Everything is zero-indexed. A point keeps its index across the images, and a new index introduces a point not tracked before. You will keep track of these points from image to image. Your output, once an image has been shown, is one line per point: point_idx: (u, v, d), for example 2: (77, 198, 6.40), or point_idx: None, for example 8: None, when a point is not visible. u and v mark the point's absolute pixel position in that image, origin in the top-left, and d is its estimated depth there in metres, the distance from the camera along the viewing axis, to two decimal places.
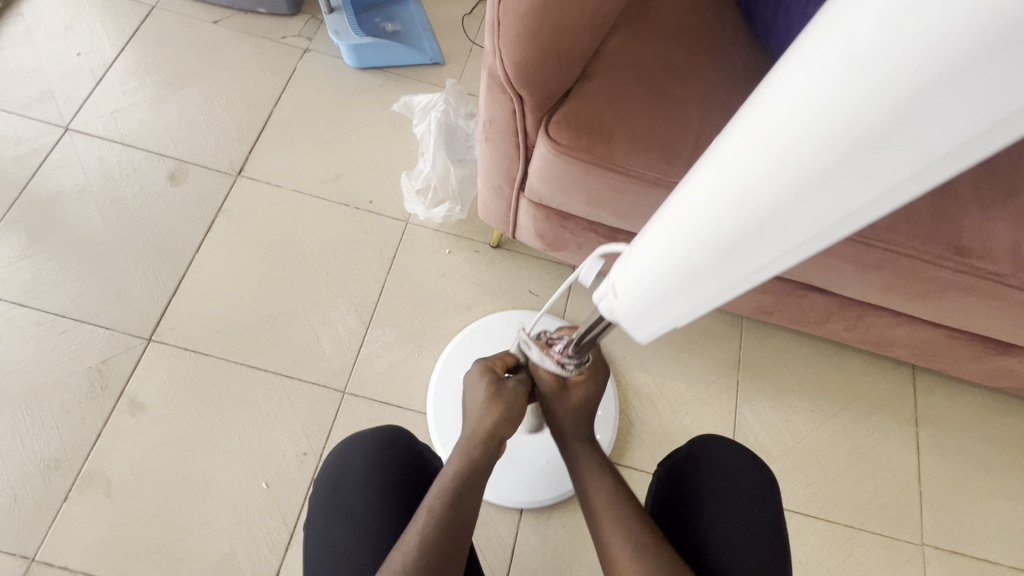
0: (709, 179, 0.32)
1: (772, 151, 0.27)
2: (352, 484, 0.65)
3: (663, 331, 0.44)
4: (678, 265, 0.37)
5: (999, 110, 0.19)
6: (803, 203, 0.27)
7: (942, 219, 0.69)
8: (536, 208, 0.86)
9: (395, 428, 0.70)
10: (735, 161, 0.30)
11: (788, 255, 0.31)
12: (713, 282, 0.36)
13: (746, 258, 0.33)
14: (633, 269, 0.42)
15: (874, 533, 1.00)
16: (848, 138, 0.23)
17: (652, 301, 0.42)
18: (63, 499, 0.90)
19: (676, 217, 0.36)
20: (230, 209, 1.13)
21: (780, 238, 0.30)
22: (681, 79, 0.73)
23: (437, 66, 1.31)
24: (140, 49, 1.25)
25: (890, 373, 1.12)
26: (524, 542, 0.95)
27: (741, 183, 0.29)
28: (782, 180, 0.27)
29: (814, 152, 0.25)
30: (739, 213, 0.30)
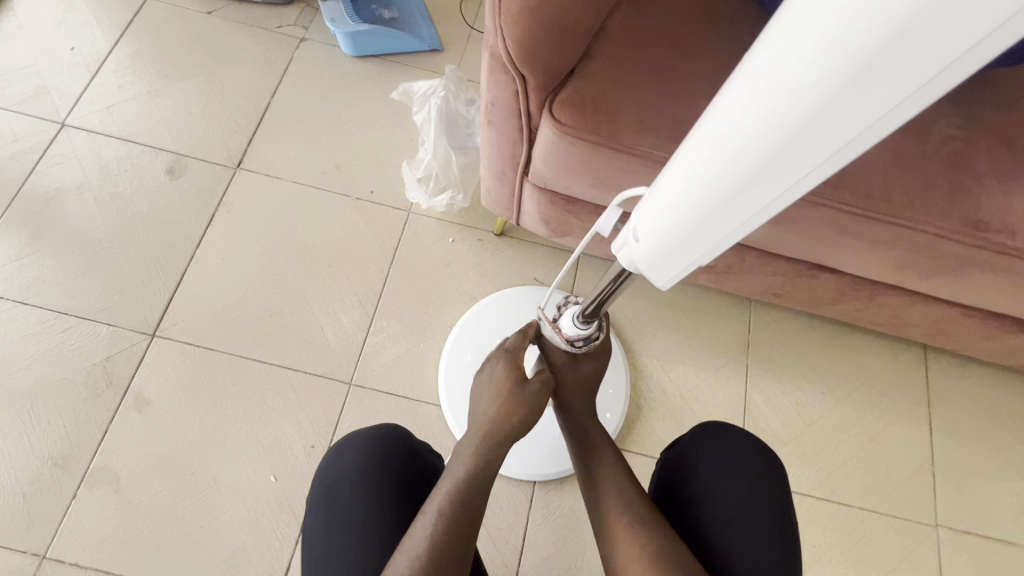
0: (726, 118, 0.35)
1: (792, 81, 0.29)
2: (349, 486, 0.64)
3: (685, 273, 0.46)
4: (697, 203, 0.40)
5: (991, 21, 0.22)
6: (825, 121, 0.29)
7: (959, 193, 0.67)
8: (540, 193, 0.85)
9: (394, 427, 0.69)
10: (755, 91, 0.32)
11: (809, 180, 0.33)
12: (734, 215, 0.38)
13: (769, 187, 0.35)
14: (652, 214, 0.45)
15: (888, 515, 0.99)
16: (867, 51, 0.25)
17: (672, 243, 0.44)
18: (72, 496, 0.90)
19: (693, 159, 0.39)
20: (230, 202, 1.12)
21: (800, 163, 0.32)
22: (688, 56, 0.71)
23: (435, 52, 1.29)
24: (134, 42, 1.23)
25: (901, 353, 1.10)
26: (535, 532, 0.95)
27: (763, 111, 0.32)
28: (798, 105, 0.30)
29: (829, 74, 0.27)
30: (761, 141, 0.33)
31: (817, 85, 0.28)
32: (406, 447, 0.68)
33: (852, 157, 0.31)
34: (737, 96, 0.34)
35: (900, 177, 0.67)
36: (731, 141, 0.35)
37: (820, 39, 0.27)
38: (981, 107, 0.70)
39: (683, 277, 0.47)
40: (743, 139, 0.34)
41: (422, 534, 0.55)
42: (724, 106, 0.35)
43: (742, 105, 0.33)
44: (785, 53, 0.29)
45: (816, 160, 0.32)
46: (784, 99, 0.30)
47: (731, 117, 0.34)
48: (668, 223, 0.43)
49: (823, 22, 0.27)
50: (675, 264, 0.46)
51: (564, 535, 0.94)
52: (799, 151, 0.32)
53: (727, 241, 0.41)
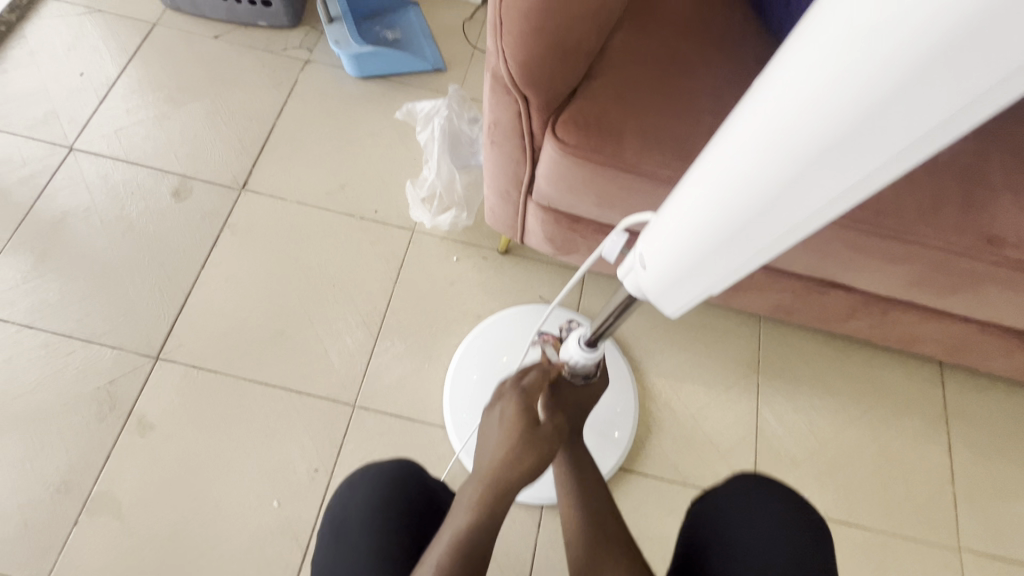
0: (733, 152, 0.35)
1: (802, 119, 0.29)
2: (357, 524, 0.62)
3: (698, 300, 0.45)
4: (705, 237, 0.39)
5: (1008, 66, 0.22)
6: (842, 152, 0.29)
7: (972, 208, 0.66)
8: (544, 211, 0.84)
9: (406, 463, 0.68)
10: (767, 121, 0.32)
11: (830, 206, 0.33)
12: (753, 240, 0.38)
13: (788, 213, 0.34)
14: (656, 244, 0.44)
15: (908, 538, 0.96)
16: (883, 90, 0.25)
17: (679, 274, 0.43)
18: (73, 523, 0.89)
19: (700, 191, 0.38)
20: (234, 223, 1.12)
21: (822, 189, 0.32)
22: (690, 73, 0.71)
23: (439, 72, 1.30)
24: (142, 67, 1.25)
25: (916, 369, 1.08)
26: (543, 558, 0.92)
27: (779, 139, 0.31)
28: (809, 143, 0.30)
29: (841, 114, 0.27)
30: (778, 169, 0.32)
31: (836, 116, 0.28)
32: (417, 482, 0.67)
33: (865, 191, 0.31)
34: (748, 125, 0.33)
35: (911, 193, 0.66)
36: (745, 169, 0.34)
37: (838, 71, 0.27)
38: (991, 121, 0.69)
39: (696, 303, 0.46)
40: (759, 168, 0.33)
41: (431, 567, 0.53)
42: (734, 134, 0.35)
43: (755, 133, 0.33)
44: (799, 83, 0.29)
45: (839, 187, 0.31)
46: (802, 128, 0.30)
47: (743, 145, 0.34)
48: (674, 255, 0.43)
49: (840, 54, 0.26)
50: (686, 292, 0.45)
51: None
52: (820, 178, 0.31)
53: (744, 267, 0.41)
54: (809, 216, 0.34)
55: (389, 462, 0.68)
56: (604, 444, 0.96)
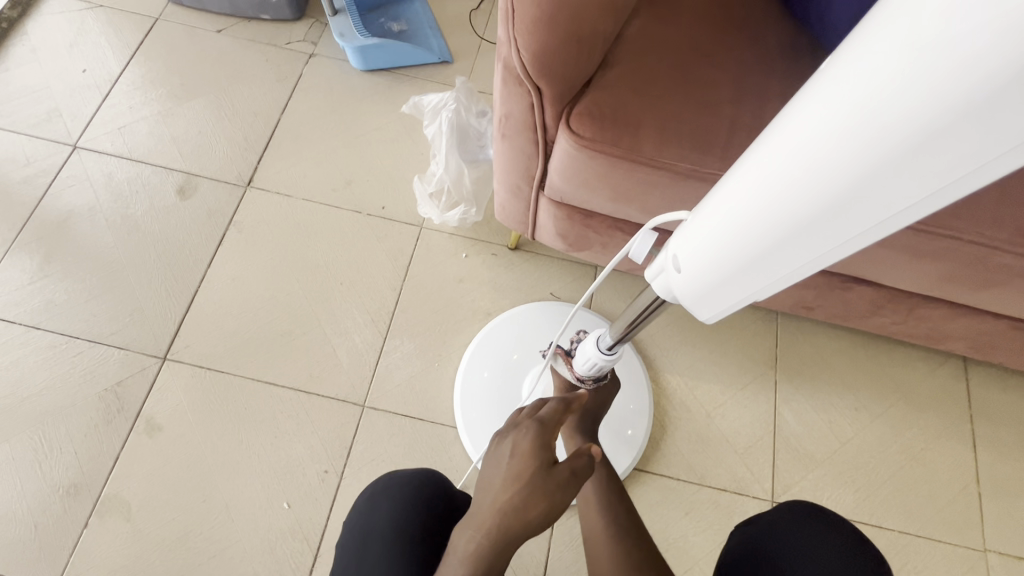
0: (778, 157, 0.32)
1: (859, 126, 0.27)
2: (376, 542, 0.60)
3: (731, 311, 0.43)
4: (743, 245, 0.37)
5: None
6: (901, 166, 0.26)
7: (1009, 200, 0.62)
8: (557, 207, 0.81)
9: (427, 476, 0.65)
10: (817, 127, 0.29)
11: (886, 224, 0.30)
12: (794, 254, 0.35)
13: (836, 228, 0.32)
14: (690, 249, 0.42)
15: (933, 539, 0.93)
16: (953, 102, 0.22)
17: (713, 282, 0.41)
18: (83, 526, 0.88)
19: (740, 197, 0.36)
20: (240, 221, 1.10)
21: (875, 204, 0.29)
22: (710, 62, 0.68)
23: (445, 64, 1.27)
24: (145, 63, 1.23)
25: (940, 366, 1.05)
26: (557, 561, 0.90)
27: (829, 146, 0.29)
28: (864, 153, 0.27)
29: (903, 124, 0.25)
30: (827, 178, 0.30)
31: (896, 125, 0.25)
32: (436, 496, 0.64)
33: (923, 213, 0.28)
34: (796, 127, 0.31)
35: None
36: (791, 175, 0.32)
37: (900, 71, 0.24)
38: None
39: (729, 314, 0.43)
40: (806, 174, 0.31)
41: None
42: (781, 136, 0.32)
43: (804, 137, 0.30)
44: (856, 84, 0.26)
45: (896, 204, 0.28)
46: (856, 133, 0.27)
47: (789, 150, 0.31)
48: (709, 262, 0.40)
49: (907, 55, 0.24)
50: (720, 302, 0.42)
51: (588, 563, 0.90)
52: (874, 192, 0.28)
53: (784, 281, 0.38)
54: (860, 233, 0.31)
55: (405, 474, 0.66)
56: (620, 443, 0.94)
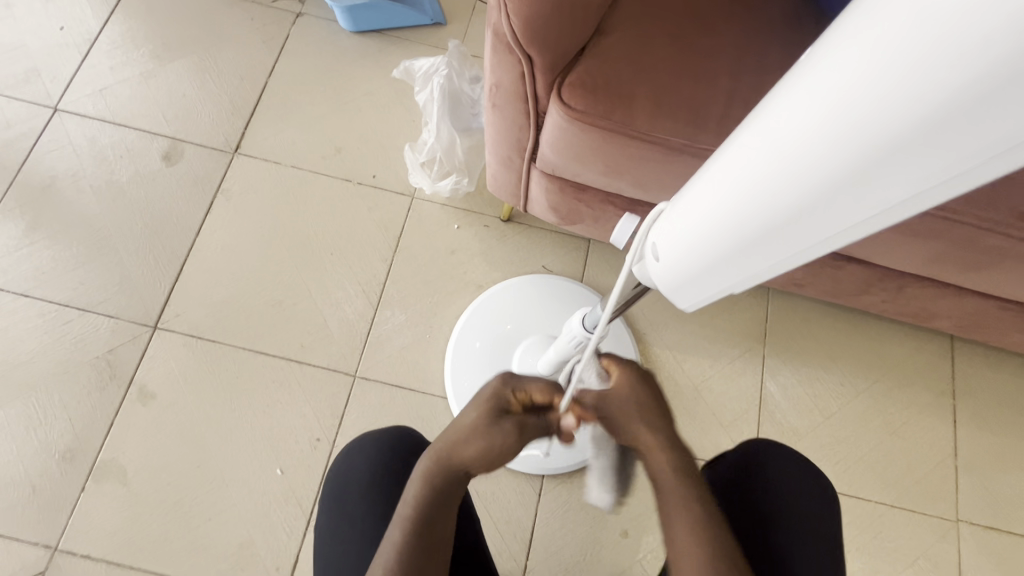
0: (752, 153, 0.32)
1: (825, 131, 0.27)
2: (360, 489, 0.63)
3: (707, 302, 0.43)
4: (718, 238, 0.37)
5: None
6: (870, 173, 0.26)
7: (1005, 181, 0.62)
8: (548, 179, 0.80)
9: (407, 432, 0.66)
10: (788, 127, 0.29)
11: (869, 221, 0.29)
12: (770, 250, 0.35)
13: (813, 225, 0.31)
14: (669, 239, 0.42)
15: (908, 509, 0.96)
16: (916, 115, 0.22)
17: (692, 273, 0.41)
18: (80, 488, 0.90)
19: (716, 189, 0.36)
20: (228, 188, 1.08)
21: (847, 209, 0.29)
22: (709, 30, 0.65)
23: (438, 26, 1.22)
24: (125, 20, 1.18)
25: (926, 343, 1.06)
26: (544, 526, 0.93)
27: (801, 145, 0.29)
28: (830, 157, 0.27)
29: (866, 132, 0.25)
30: (799, 177, 0.30)
31: (863, 130, 0.25)
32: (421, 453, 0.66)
33: (896, 216, 0.29)
34: (769, 123, 0.31)
35: None
36: (766, 166, 0.31)
37: (873, 77, 0.24)
38: None
39: (705, 305, 0.44)
40: (779, 172, 0.31)
41: (391, 539, 0.51)
42: (758, 128, 0.32)
43: (775, 136, 0.30)
44: (826, 86, 0.26)
45: (871, 204, 0.28)
46: (825, 136, 0.27)
47: (765, 145, 0.31)
48: (686, 254, 0.40)
49: (871, 64, 0.23)
50: (697, 292, 0.43)
51: (574, 529, 0.93)
52: (845, 197, 0.28)
53: (761, 276, 0.38)
54: (836, 232, 0.31)
55: (389, 429, 0.68)
56: None
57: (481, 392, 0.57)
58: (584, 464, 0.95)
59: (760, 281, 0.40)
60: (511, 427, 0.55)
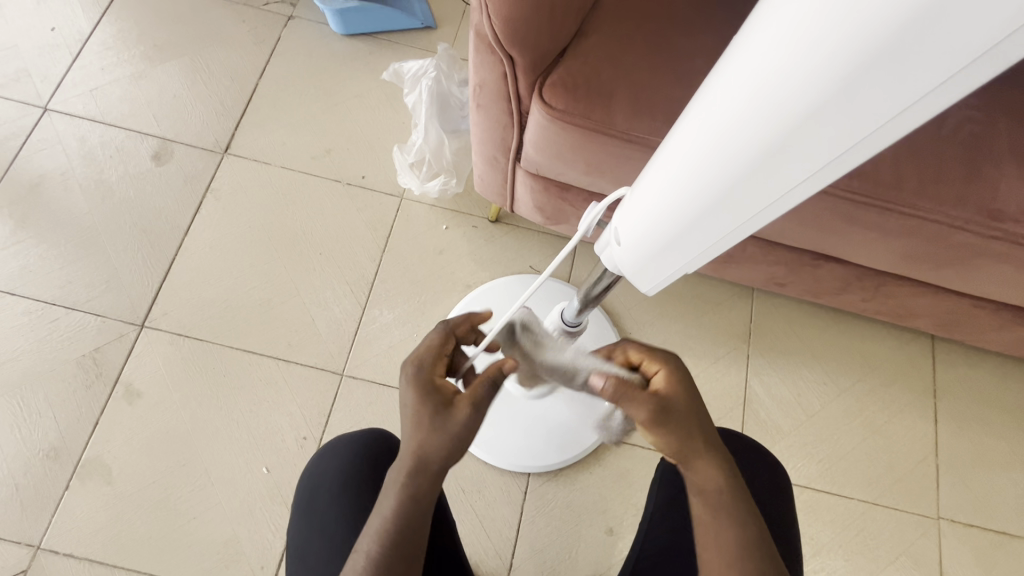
0: (694, 134, 0.34)
1: (756, 106, 0.29)
2: (332, 491, 0.64)
3: (667, 283, 0.45)
4: (672, 217, 0.39)
5: (957, 61, 0.21)
6: (797, 141, 0.28)
7: (974, 180, 0.63)
8: (533, 178, 0.81)
9: (379, 435, 0.67)
10: (725, 105, 0.31)
11: (799, 189, 0.31)
12: (717, 225, 0.37)
13: (752, 197, 0.33)
14: (630, 223, 0.44)
15: (890, 507, 0.97)
16: (833, 80, 0.24)
17: (652, 253, 0.43)
18: (64, 487, 0.90)
19: (667, 170, 0.38)
20: (217, 188, 1.09)
21: (781, 178, 0.31)
22: (687, 32, 0.67)
23: (429, 30, 1.24)
24: (116, 22, 1.19)
25: (908, 342, 1.07)
26: (529, 524, 0.93)
27: (735, 124, 0.30)
28: (763, 130, 0.29)
29: (791, 104, 0.27)
30: (735, 154, 0.32)
31: (786, 104, 0.27)
32: (394, 453, 0.67)
33: (824, 182, 0.30)
34: (706, 106, 0.33)
35: (913, 163, 0.63)
36: (709, 145, 0.33)
37: (792, 55, 0.25)
38: (995, 89, 0.66)
39: (665, 285, 0.46)
40: (720, 150, 0.32)
41: (364, 550, 0.49)
42: (699, 110, 0.34)
43: (714, 116, 0.32)
44: (754, 68, 0.28)
45: (802, 171, 0.30)
46: (757, 112, 0.29)
47: (706, 125, 0.33)
48: (645, 234, 0.42)
49: (791, 40, 0.25)
50: (658, 271, 0.45)
51: (559, 527, 0.93)
52: (778, 166, 0.30)
53: (713, 251, 0.40)
54: (772, 204, 0.33)
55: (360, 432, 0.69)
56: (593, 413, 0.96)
57: (407, 398, 0.51)
58: (569, 462, 0.95)
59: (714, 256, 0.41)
60: (467, 410, 0.50)
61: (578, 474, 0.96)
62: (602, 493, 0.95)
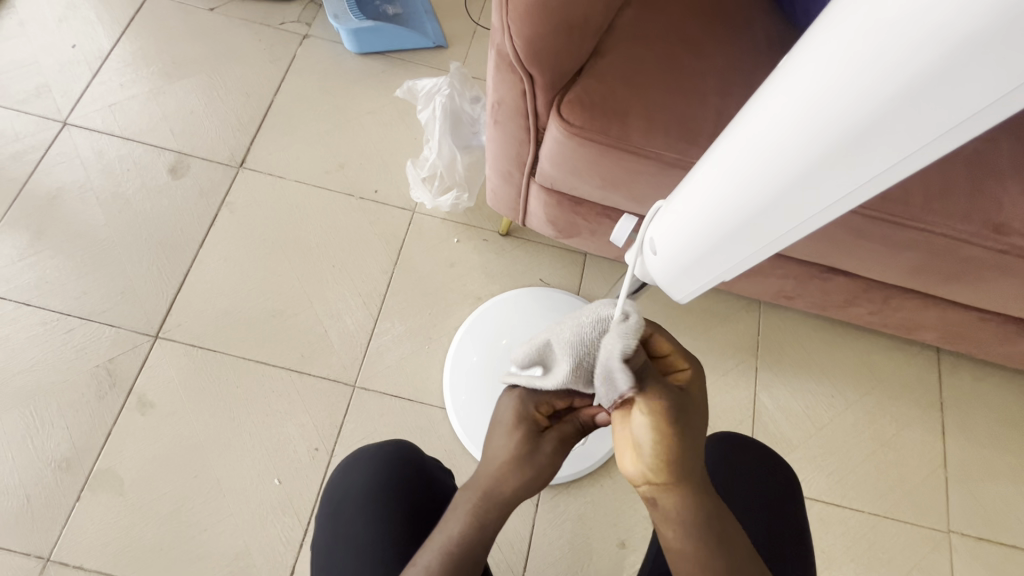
0: (739, 151, 0.36)
1: (803, 126, 0.30)
2: (360, 500, 0.64)
3: (701, 291, 0.47)
4: (712, 229, 0.41)
5: (1002, 87, 0.22)
6: (842, 158, 0.30)
7: (980, 196, 0.65)
8: (547, 193, 0.83)
9: (401, 444, 0.68)
10: (771, 126, 0.33)
11: (840, 202, 0.33)
12: (758, 235, 0.39)
13: (794, 208, 0.35)
14: (667, 236, 0.45)
15: (900, 521, 0.97)
16: (880, 102, 0.26)
17: (689, 263, 0.45)
18: (75, 498, 0.90)
19: (709, 185, 0.39)
20: (232, 201, 1.11)
21: (823, 192, 0.33)
22: (699, 52, 0.69)
23: (440, 49, 1.27)
24: (136, 40, 1.22)
25: (913, 356, 1.08)
26: (541, 536, 0.93)
27: (784, 139, 0.32)
28: (809, 148, 0.31)
29: (839, 124, 0.28)
30: (783, 168, 0.33)
31: (836, 122, 0.28)
32: (421, 466, 0.68)
33: (865, 196, 0.32)
34: (753, 125, 0.34)
35: (920, 178, 0.65)
36: (754, 163, 0.35)
37: (842, 76, 0.27)
38: None
39: (700, 292, 0.48)
40: (765, 167, 0.34)
41: (423, 565, 0.49)
42: (744, 128, 0.35)
43: (759, 135, 0.34)
44: (803, 89, 0.30)
45: (845, 186, 0.32)
46: (802, 132, 0.31)
47: (751, 144, 0.35)
48: (683, 245, 0.44)
49: (839, 68, 0.27)
50: (694, 280, 0.46)
51: (571, 540, 0.93)
52: (821, 181, 0.32)
53: (752, 258, 0.42)
54: (814, 214, 0.35)
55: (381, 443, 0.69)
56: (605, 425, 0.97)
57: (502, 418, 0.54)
58: (580, 475, 0.95)
59: (752, 264, 0.43)
60: (553, 445, 0.53)
61: (590, 486, 0.96)
62: (615, 506, 0.95)
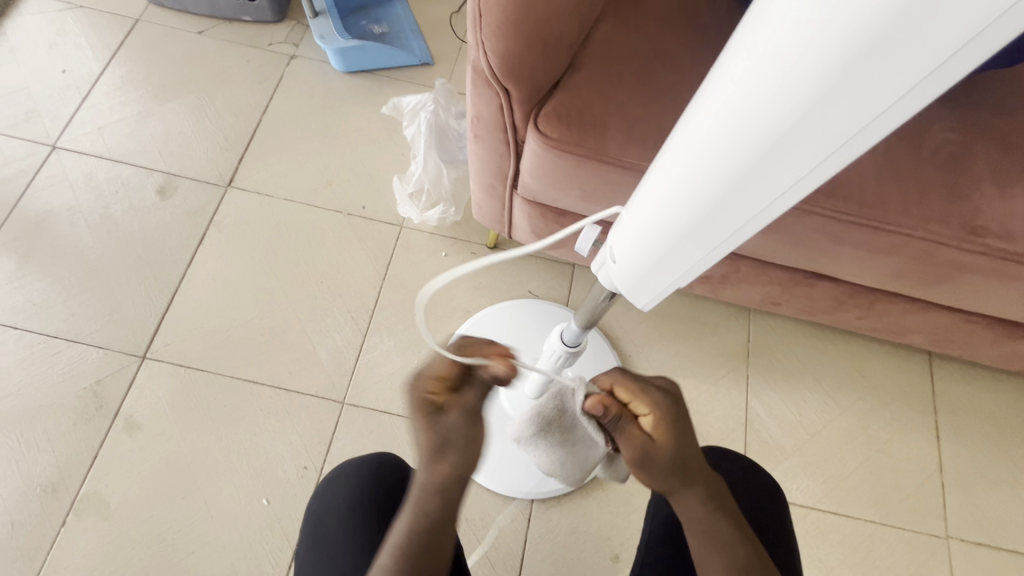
0: (678, 162, 0.38)
1: (734, 132, 0.32)
2: (340, 513, 0.63)
3: (661, 297, 0.48)
4: (663, 236, 0.42)
5: (904, 86, 0.24)
6: (770, 160, 0.32)
7: (956, 199, 0.65)
8: (529, 205, 0.83)
9: (389, 456, 0.68)
10: (704, 136, 0.34)
11: (772, 205, 0.35)
12: (704, 241, 0.40)
13: (732, 212, 0.37)
14: (624, 246, 0.47)
15: (897, 527, 0.96)
16: (801, 105, 0.28)
17: (646, 269, 0.46)
18: (60, 523, 0.89)
19: (656, 196, 0.41)
20: (220, 221, 1.11)
21: (757, 195, 0.34)
22: (674, 64, 0.70)
23: (426, 66, 1.29)
24: (125, 64, 1.23)
25: (905, 360, 1.08)
26: (534, 552, 0.91)
27: (724, 140, 0.33)
28: (742, 155, 0.32)
29: (767, 129, 0.30)
30: (725, 166, 0.34)
31: (774, 117, 0.29)
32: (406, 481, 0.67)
33: (795, 199, 0.34)
34: (690, 135, 0.36)
35: (897, 182, 0.66)
36: (694, 173, 0.36)
37: (777, 73, 0.28)
38: (970, 112, 0.69)
39: (662, 298, 0.49)
40: (703, 176, 0.36)
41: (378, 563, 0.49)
42: (681, 140, 0.37)
43: (695, 147, 0.35)
44: (738, 89, 0.30)
45: (775, 189, 0.33)
46: (735, 141, 0.32)
47: (688, 154, 0.36)
48: (639, 253, 0.46)
49: (764, 77, 0.29)
50: (652, 287, 0.48)
51: (565, 555, 0.92)
52: (754, 183, 0.34)
53: (701, 265, 0.43)
54: (753, 216, 0.36)
55: (370, 455, 0.69)
56: None
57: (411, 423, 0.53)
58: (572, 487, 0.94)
59: (701, 272, 0.45)
60: None
61: (583, 498, 0.95)
62: (608, 519, 0.94)
